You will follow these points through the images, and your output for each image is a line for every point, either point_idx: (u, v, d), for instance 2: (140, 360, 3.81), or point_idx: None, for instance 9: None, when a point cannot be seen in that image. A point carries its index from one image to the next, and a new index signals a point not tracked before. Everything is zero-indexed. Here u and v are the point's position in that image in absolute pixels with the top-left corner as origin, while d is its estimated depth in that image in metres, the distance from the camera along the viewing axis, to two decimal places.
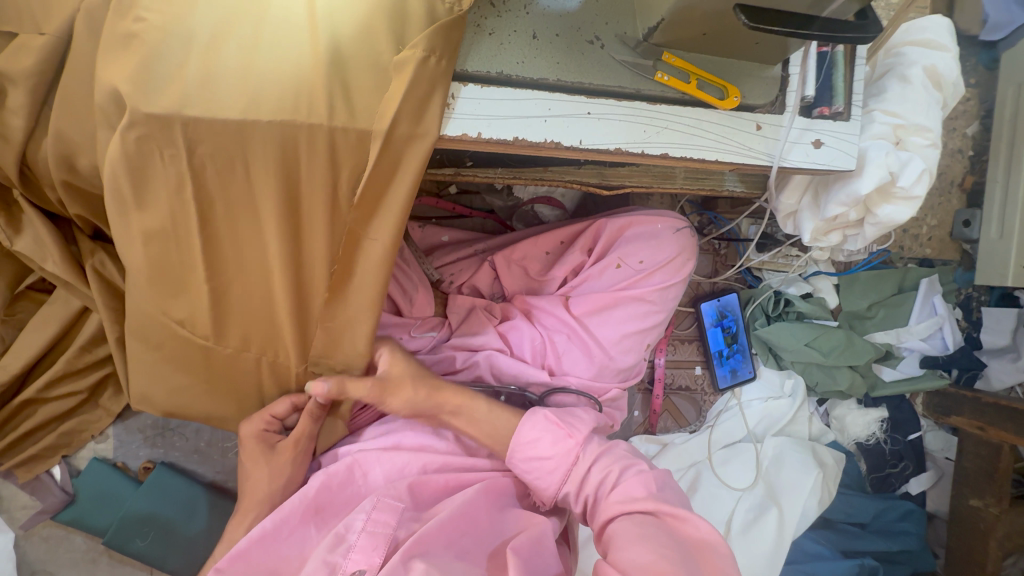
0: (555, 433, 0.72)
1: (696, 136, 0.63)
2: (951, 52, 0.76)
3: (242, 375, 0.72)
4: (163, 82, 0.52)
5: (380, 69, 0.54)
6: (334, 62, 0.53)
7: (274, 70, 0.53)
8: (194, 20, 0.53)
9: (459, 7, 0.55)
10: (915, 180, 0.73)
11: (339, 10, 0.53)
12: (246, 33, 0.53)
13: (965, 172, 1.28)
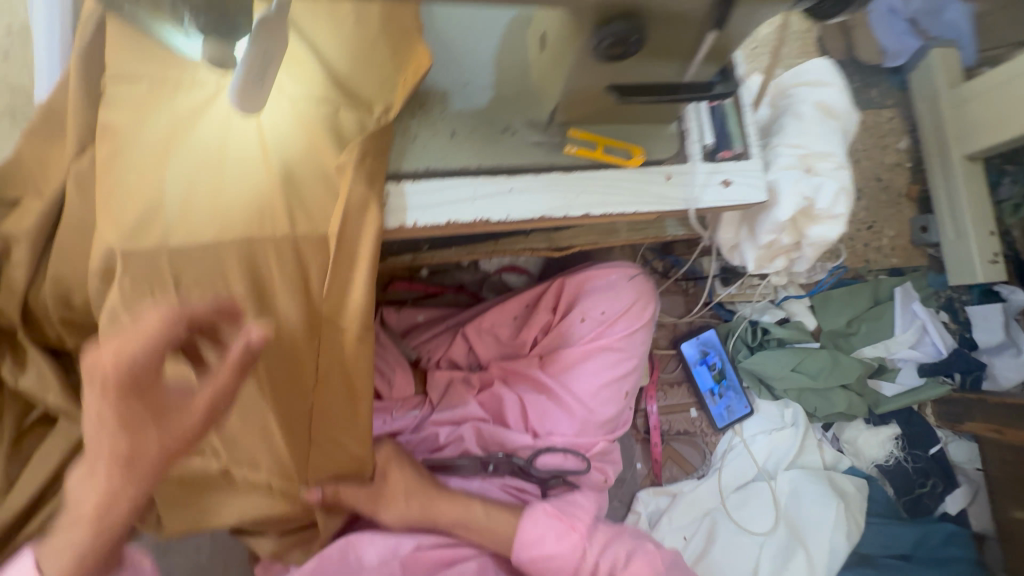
0: (557, 527, 0.81)
1: (612, 193, 0.70)
2: (836, 87, 0.85)
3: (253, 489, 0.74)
4: (145, 230, 0.61)
5: (327, 180, 0.64)
6: (288, 183, 0.63)
7: (238, 200, 0.62)
8: (164, 164, 0.62)
9: (385, 119, 0.64)
10: (833, 200, 0.79)
11: (286, 139, 0.63)
12: (209, 175, 0.62)
13: (908, 182, 1.35)
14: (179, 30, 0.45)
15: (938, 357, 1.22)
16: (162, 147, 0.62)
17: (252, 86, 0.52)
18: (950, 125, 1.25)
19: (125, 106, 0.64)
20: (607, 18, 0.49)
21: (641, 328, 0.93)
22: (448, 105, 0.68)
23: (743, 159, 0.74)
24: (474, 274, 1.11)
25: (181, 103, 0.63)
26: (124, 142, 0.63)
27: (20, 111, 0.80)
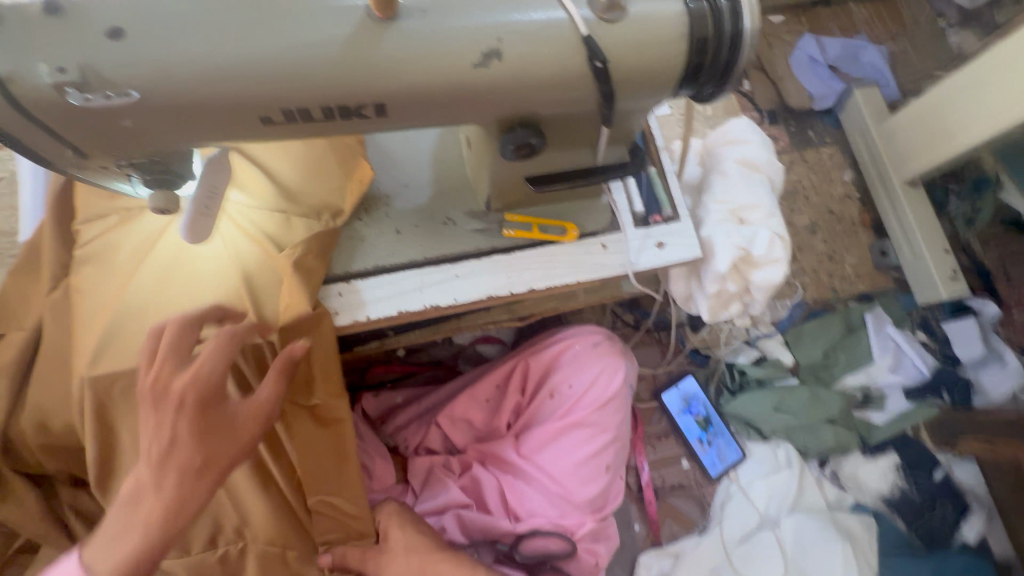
0: None
1: (553, 267, 0.74)
2: (756, 143, 0.92)
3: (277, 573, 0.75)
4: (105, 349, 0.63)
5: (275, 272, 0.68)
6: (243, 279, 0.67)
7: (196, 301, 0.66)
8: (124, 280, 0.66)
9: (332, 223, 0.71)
10: (769, 246, 0.84)
11: (235, 249, 0.68)
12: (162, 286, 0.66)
13: (860, 211, 1.39)
14: (129, 182, 0.51)
15: (922, 377, 1.22)
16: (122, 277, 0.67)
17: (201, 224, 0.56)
18: (886, 155, 1.31)
19: (99, 241, 0.70)
20: (510, 125, 0.54)
21: (615, 397, 0.94)
22: (392, 206, 0.74)
23: (675, 221, 0.78)
24: (449, 348, 1.14)
25: (149, 234, 0.69)
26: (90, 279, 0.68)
27: (6, 252, 0.86)
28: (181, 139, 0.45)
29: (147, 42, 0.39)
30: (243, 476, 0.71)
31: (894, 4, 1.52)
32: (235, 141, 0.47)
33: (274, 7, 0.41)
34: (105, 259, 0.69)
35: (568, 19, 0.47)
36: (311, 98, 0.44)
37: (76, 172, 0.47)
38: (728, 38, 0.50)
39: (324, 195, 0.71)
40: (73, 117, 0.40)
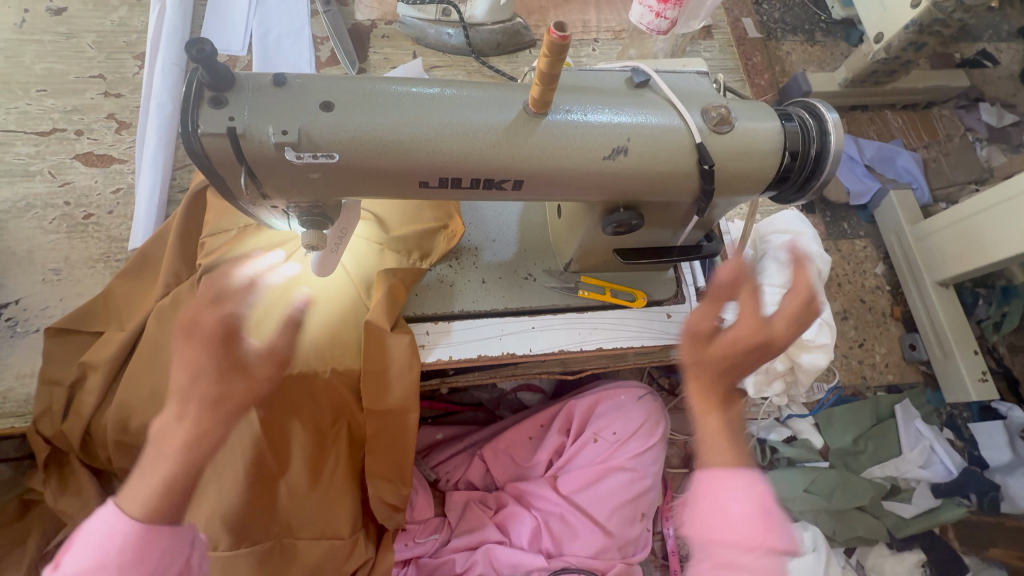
0: None
1: (620, 330, 0.80)
2: (806, 234, 0.99)
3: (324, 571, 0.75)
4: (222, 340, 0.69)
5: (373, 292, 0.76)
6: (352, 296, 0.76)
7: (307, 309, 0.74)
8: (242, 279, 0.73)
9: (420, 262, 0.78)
10: (816, 331, 0.89)
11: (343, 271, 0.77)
12: (278, 293, 0.74)
13: (891, 304, 1.45)
14: (285, 219, 0.58)
15: (950, 476, 1.23)
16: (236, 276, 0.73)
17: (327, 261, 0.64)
18: (919, 255, 1.38)
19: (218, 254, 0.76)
20: (614, 208, 0.62)
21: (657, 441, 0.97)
22: (480, 257, 0.81)
23: (733, 298, 0.85)
24: (491, 392, 1.18)
25: (260, 258, 0.75)
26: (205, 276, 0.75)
27: (113, 255, 0.93)
28: (348, 192, 0.53)
29: (352, 116, 0.48)
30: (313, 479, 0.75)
31: (927, 117, 1.64)
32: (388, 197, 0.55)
33: (453, 100, 0.51)
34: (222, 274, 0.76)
35: (684, 126, 0.55)
36: (464, 171, 0.52)
37: (246, 205, 0.55)
38: (814, 155, 0.58)
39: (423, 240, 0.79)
40: (276, 165, 0.48)
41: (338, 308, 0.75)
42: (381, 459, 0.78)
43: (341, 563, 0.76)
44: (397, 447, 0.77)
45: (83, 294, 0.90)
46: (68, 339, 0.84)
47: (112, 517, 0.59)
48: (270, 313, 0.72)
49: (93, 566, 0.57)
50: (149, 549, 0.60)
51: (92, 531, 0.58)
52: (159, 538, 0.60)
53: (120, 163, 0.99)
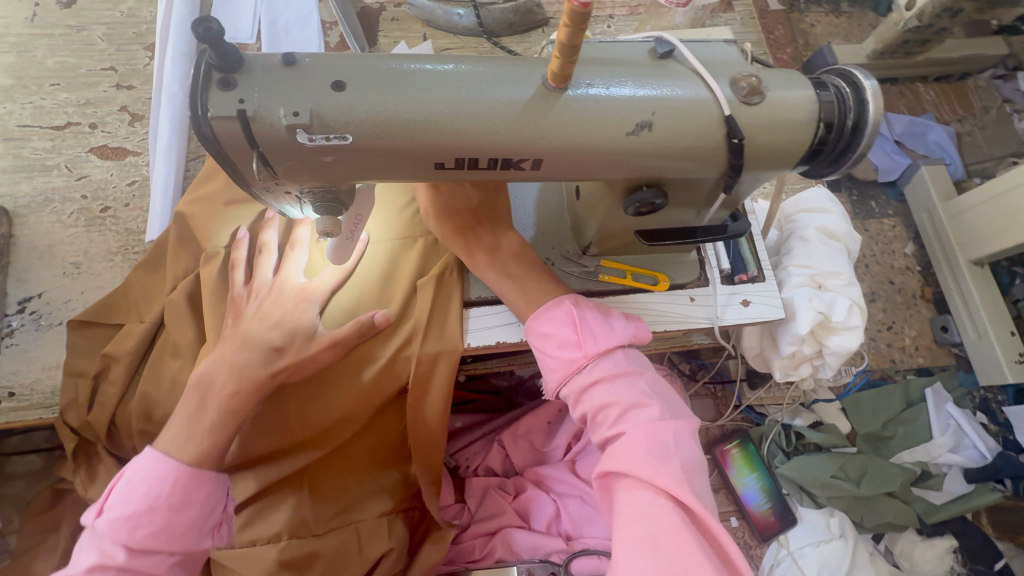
0: None
1: (643, 315, 0.78)
2: (835, 213, 0.95)
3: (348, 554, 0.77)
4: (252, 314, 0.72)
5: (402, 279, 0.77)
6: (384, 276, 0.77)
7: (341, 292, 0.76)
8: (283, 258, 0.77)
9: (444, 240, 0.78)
10: (847, 313, 0.86)
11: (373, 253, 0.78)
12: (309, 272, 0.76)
13: (921, 285, 1.40)
14: (298, 206, 0.57)
15: (983, 461, 1.20)
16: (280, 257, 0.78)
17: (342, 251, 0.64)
18: (952, 233, 1.33)
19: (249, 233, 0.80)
20: (636, 186, 0.60)
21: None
22: None
23: (759, 280, 0.82)
24: (510, 379, 1.17)
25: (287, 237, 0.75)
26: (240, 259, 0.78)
27: (131, 248, 0.93)
28: (362, 175, 0.51)
29: (364, 96, 0.46)
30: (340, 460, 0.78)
31: (961, 89, 1.56)
32: (404, 180, 0.53)
33: (468, 76, 0.48)
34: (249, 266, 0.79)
35: (712, 98, 0.52)
36: (482, 150, 0.50)
37: (258, 192, 0.54)
38: (851, 125, 0.54)
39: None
40: (287, 148, 0.46)
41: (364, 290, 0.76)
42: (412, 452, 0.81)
43: (364, 547, 0.78)
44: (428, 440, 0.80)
45: (103, 287, 0.91)
46: (90, 332, 0.85)
47: (157, 463, 0.64)
48: (307, 289, 0.74)
49: (147, 508, 0.61)
50: (195, 493, 0.65)
51: (139, 478, 0.63)
52: (205, 483, 0.66)
53: (134, 155, 0.99)
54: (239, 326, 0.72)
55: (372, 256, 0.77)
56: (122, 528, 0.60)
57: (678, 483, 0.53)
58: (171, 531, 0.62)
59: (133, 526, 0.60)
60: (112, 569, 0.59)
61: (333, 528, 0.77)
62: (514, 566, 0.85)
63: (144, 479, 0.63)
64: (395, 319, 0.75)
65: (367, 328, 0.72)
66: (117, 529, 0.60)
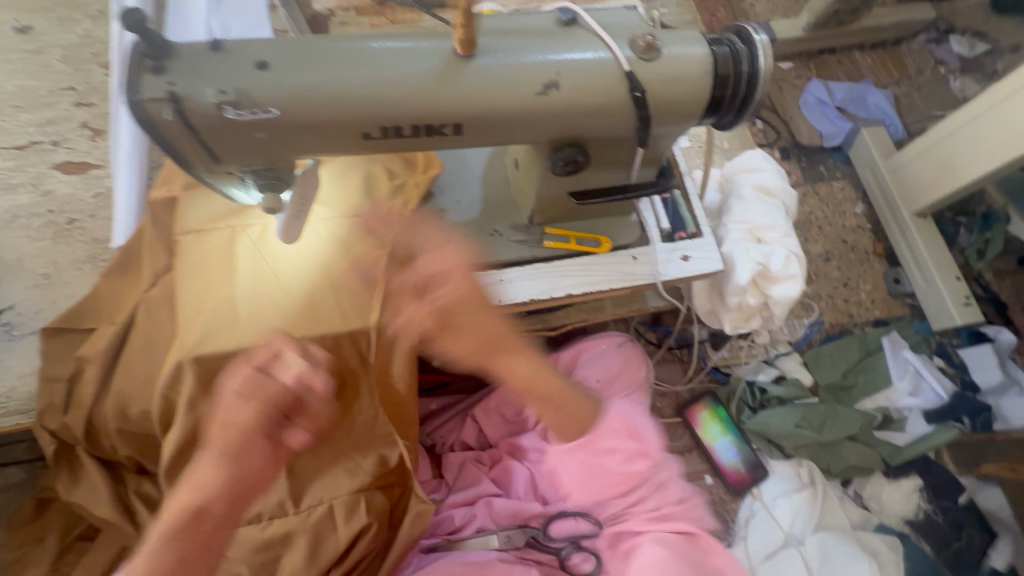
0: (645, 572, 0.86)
1: (589, 275, 0.82)
2: (770, 171, 1.00)
3: (327, 529, 0.80)
4: (199, 301, 0.73)
5: (353, 254, 0.77)
6: (338, 248, 0.77)
7: (292, 267, 0.75)
8: (230, 239, 0.77)
9: (397, 215, 0.80)
10: (785, 263, 0.91)
11: (325, 227, 0.78)
12: (259, 250, 0.76)
13: (873, 241, 1.46)
14: (243, 187, 0.61)
15: (941, 401, 1.25)
16: (231, 239, 0.77)
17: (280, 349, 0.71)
18: (895, 187, 1.39)
19: (193, 217, 0.78)
20: (559, 145, 0.64)
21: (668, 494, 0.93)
22: (445, 218, 0.83)
23: (698, 237, 0.87)
24: None
25: (241, 226, 0.78)
26: (187, 244, 0.77)
27: (98, 256, 0.97)
28: (304, 151, 0.56)
29: (287, 73, 0.50)
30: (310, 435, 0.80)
31: (896, 54, 1.64)
32: (338, 152, 0.57)
33: (384, 50, 0.53)
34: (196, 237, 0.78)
35: (613, 58, 0.57)
36: (404, 118, 0.54)
37: (205, 175, 0.58)
38: (746, 75, 0.60)
39: (398, 206, 0.82)
40: (219, 126, 0.51)
41: (317, 265, 0.76)
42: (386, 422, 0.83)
43: (344, 521, 0.80)
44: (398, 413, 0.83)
45: (74, 294, 0.94)
46: (64, 338, 0.88)
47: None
48: (260, 269, 0.75)
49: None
50: None
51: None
52: None
53: (96, 167, 1.02)
54: (198, 301, 0.73)
55: (325, 232, 0.77)
56: None
57: None
58: None
59: None
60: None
61: (312, 504, 0.80)
62: (494, 533, 0.89)
63: None
64: (354, 292, 0.76)
65: (326, 294, 0.75)
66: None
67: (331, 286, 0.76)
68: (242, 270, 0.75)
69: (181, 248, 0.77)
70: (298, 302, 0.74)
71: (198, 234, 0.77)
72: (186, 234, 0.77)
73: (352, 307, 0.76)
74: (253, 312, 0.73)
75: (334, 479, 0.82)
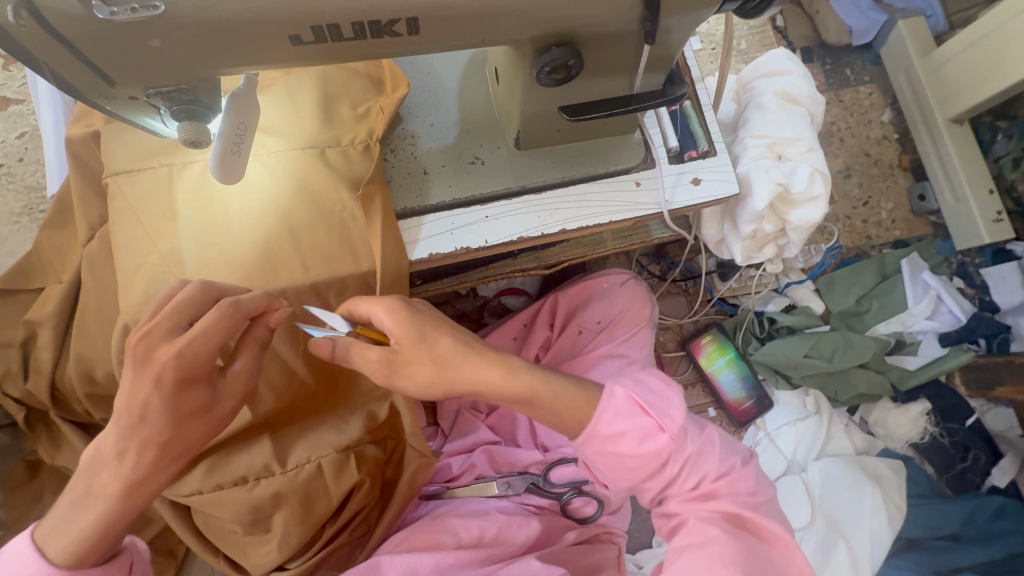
0: (632, 420, 0.67)
1: (585, 206, 0.72)
2: (794, 74, 0.86)
3: (317, 489, 0.77)
4: (143, 254, 0.65)
5: (308, 192, 0.66)
6: (292, 184, 0.66)
7: (242, 210, 0.66)
8: (167, 180, 0.66)
9: (359, 143, 0.69)
10: (808, 182, 0.80)
11: (274, 161, 0.66)
12: (202, 192, 0.66)
13: (899, 153, 1.34)
14: (158, 117, 0.49)
15: (959, 323, 1.19)
16: (169, 181, 0.66)
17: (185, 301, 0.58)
18: (930, 89, 1.24)
19: (124, 156, 0.67)
20: (545, 46, 0.52)
21: (662, 431, 0.68)
22: (417, 147, 0.72)
23: (710, 156, 0.75)
24: (474, 301, 1.12)
25: (178, 165, 0.66)
26: (121, 190, 0.67)
27: (35, 206, 0.86)
28: (221, 66, 0.45)
29: None
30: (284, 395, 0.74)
31: None
32: (266, 63, 0.46)
33: None
34: (129, 182, 0.67)
35: None
36: (341, 13, 0.42)
37: (105, 104, 0.47)
38: None
39: (361, 135, 0.69)
40: (95, 32, 0.39)
41: (270, 206, 0.66)
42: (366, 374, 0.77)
43: (335, 479, 0.78)
44: None
45: (15, 251, 0.85)
46: (14, 300, 0.81)
47: (30, 557, 0.55)
48: (205, 214, 0.65)
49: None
50: None
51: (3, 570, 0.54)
52: None
53: (15, 102, 0.88)
54: (142, 255, 0.65)
55: (275, 167, 0.66)
56: None
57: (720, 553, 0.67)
58: None
59: None
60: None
61: (299, 465, 0.76)
62: (494, 481, 0.85)
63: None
64: (315, 234, 0.66)
65: (282, 240, 0.66)
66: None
67: (286, 231, 0.66)
68: (185, 217, 0.65)
69: (112, 192, 0.67)
70: (254, 251, 0.65)
71: (132, 177, 0.67)
72: (119, 178, 0.67)
73: (313, 256, 0.66)
74: (204, 268, 0.65)
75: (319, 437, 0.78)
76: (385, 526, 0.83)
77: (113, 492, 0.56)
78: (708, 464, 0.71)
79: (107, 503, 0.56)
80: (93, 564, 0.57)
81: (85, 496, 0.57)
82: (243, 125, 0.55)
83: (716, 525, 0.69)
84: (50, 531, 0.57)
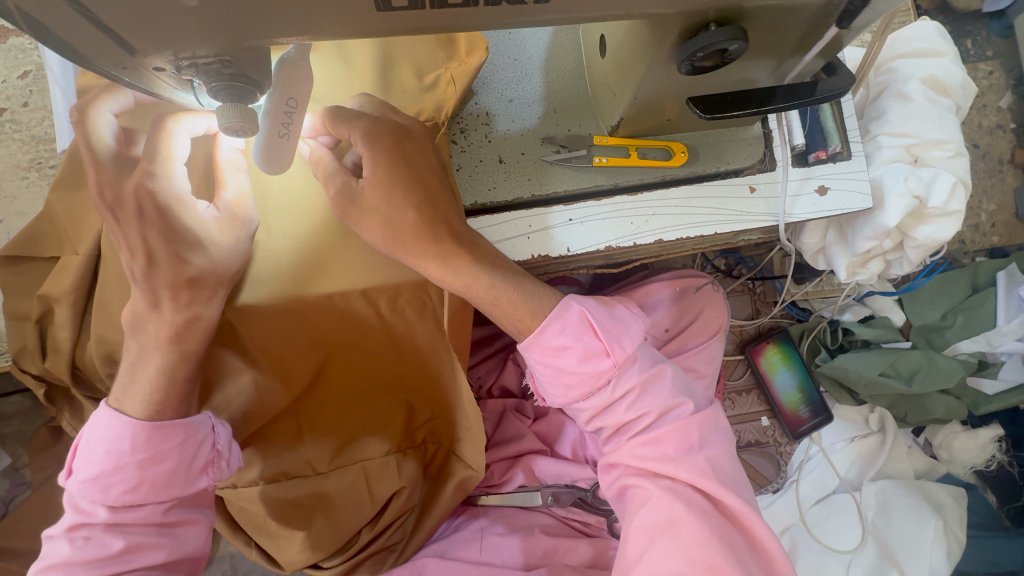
0: (585, 336, 0.56)
1: (689, 214, 0.61)
2: (948, 56, 0.72)
3: (356, 495, 0.71)
4: None
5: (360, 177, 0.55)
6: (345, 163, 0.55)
7: (284, 196, 0.56)
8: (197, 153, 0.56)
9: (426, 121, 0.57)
10: (949, 195, 0.66)
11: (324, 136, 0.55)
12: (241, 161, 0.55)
13: (1013, 146, 1.17)
14: (191, 91, 0.41)
15: None
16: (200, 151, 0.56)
17: (160, 139, 0.50)
18: None
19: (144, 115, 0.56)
20: (697, 26, 0.40)
21: (607, 357, 0.56)
22: (492, 128, 0.60)
23: (842, 158, 0.62)
24: None
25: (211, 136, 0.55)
26: None
27: (44, 160, 0.76)
28: (284, 33, 0.35)
29: None
30: (325, 398, 0.66)
31: None
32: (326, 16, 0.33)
33: None
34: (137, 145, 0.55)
35: None
36: None
37: (120, 74, 0.38)
38: None
39: (427, 110, 0.57)
40: None
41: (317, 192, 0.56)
42: (418, 377, 0.68)
43: (374, 485, 0.71)
44: (432, 371, 0.67)
45: (25, 213, 0.76)
46: (29, 269, 0.73)
47: (113, 419, 0.55)
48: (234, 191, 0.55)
49: (115, 466, 0.54)
50: (165, 446, 0.55)
51: (98, 436, 0.55)
52: (171, 434, 0.56)
53: (14, 33, 0.75)
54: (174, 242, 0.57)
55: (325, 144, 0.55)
56: (97, 489, 0.54)
57: (703, 476, 0.56)
58: (151, 482, 0.55)
59: (109, 496, 0.55)
60: (98, 526, 0.55)
61: (342, 467, 0.70)
62: (538, 492, 0.81)
63: (67, 479, 0.57)
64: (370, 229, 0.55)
65: (331, 233, 0.56)
66: (89, 491, 0.54)
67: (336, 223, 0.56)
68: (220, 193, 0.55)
69: None
70: (298, 242, 0.55)
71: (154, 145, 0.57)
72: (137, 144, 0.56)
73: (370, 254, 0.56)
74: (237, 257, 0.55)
75: (358, 440, 0.71)
76: (423, 534, 0.78)
77: (165, 341, 0.54)
78: (652, 401, 0.58)
79: (170, 359, 0.55)
80: (170, 414, 0.56)
81: (142, 349, 0.56)
82: (295, 94, 0.43)
83: (684, 500, 0.55)
84: (123, 392, 0.57)
